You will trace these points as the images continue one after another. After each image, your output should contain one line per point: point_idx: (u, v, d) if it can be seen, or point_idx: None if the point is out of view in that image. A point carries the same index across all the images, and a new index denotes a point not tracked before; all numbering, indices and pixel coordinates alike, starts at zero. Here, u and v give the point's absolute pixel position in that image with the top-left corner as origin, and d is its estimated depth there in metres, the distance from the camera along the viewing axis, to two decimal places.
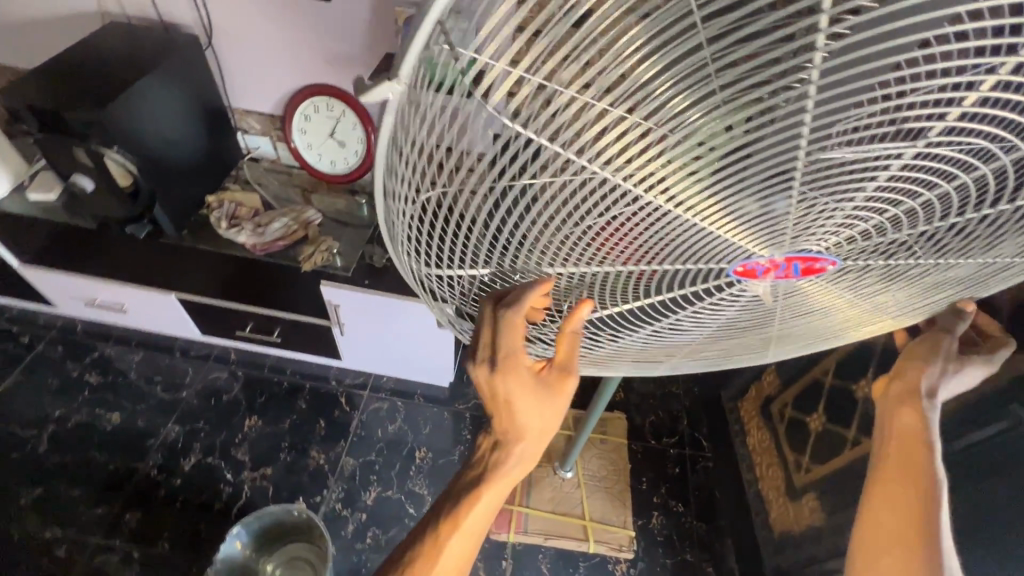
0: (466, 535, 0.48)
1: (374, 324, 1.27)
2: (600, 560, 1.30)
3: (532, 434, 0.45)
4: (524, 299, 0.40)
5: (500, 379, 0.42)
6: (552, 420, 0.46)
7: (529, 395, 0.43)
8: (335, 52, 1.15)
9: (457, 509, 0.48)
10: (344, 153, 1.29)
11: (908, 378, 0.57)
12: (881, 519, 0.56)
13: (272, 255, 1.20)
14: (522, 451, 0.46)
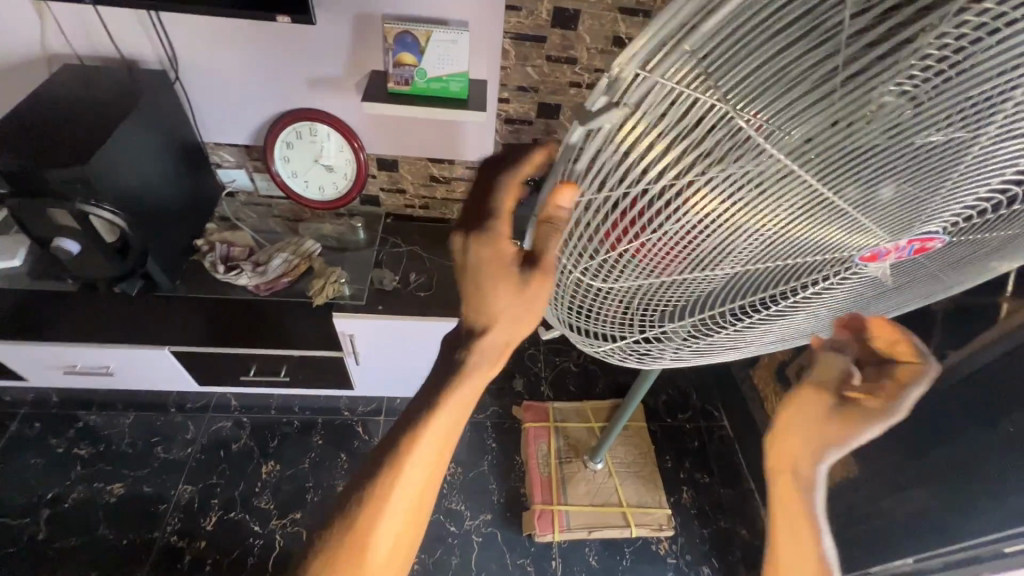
0: (412, 472, 0.39)
1: (390, 348, 1.24)
2: (642, 543, 1.34)
3: (505, 319, 0.40)
4: (511, 170, 0.38)
5: (476, 249, 0.39)
6: (523, 303, 0.40)
7: (496, 268, 0.39)
8: (315, 74, 1.09)
9: (400, 437, 0.40)
10: (332, 178, 1.24)
11: (788, 448, 0.53)
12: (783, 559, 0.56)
13: (278, 293, 1.15)
14: (487, 346, 0.40)
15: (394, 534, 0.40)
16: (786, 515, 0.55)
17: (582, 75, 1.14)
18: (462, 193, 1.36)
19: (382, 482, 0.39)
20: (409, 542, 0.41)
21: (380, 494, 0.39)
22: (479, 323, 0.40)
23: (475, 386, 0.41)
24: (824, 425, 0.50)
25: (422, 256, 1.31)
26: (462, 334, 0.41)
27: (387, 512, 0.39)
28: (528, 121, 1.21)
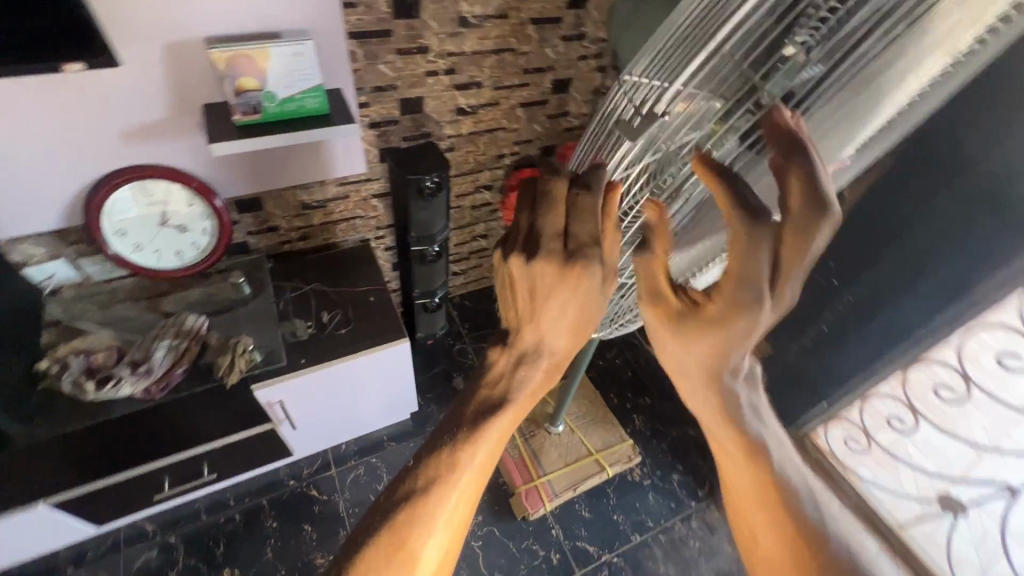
0: (470, 473, 0.37)
1: (327, 399, 1.14)
2: (619, 478, 1.47)
3: (567, 332, 0.40)
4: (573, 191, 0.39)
5: (543, 270, 0.39)
6: (588, 324, 0.41)
7: (577, 292, 0.39)
8: (130, 124, 0.90)
9: (459, 438, 0.38)
10: (188, 238, 1.06)
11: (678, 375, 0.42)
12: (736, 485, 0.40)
13: (176, 390, 0.95)
14: (549, 362, 0.40)
15: (443, 543, 0.36)
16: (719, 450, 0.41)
17: (437, 62, 1.10)
18: (342, 212, 1.26)
19: (437, 482, 0.37)
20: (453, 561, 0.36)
21: (433, 497, 0.36)
22: (543, 342, 0.40)
23: (532, 399, 0.40)
24: (682, 343, 0.39)
25: (324, 290, 1.20)
26: (517, 347, 0.41)
27: (438, 517, 0.36)
28: (394, 121, 1.15)
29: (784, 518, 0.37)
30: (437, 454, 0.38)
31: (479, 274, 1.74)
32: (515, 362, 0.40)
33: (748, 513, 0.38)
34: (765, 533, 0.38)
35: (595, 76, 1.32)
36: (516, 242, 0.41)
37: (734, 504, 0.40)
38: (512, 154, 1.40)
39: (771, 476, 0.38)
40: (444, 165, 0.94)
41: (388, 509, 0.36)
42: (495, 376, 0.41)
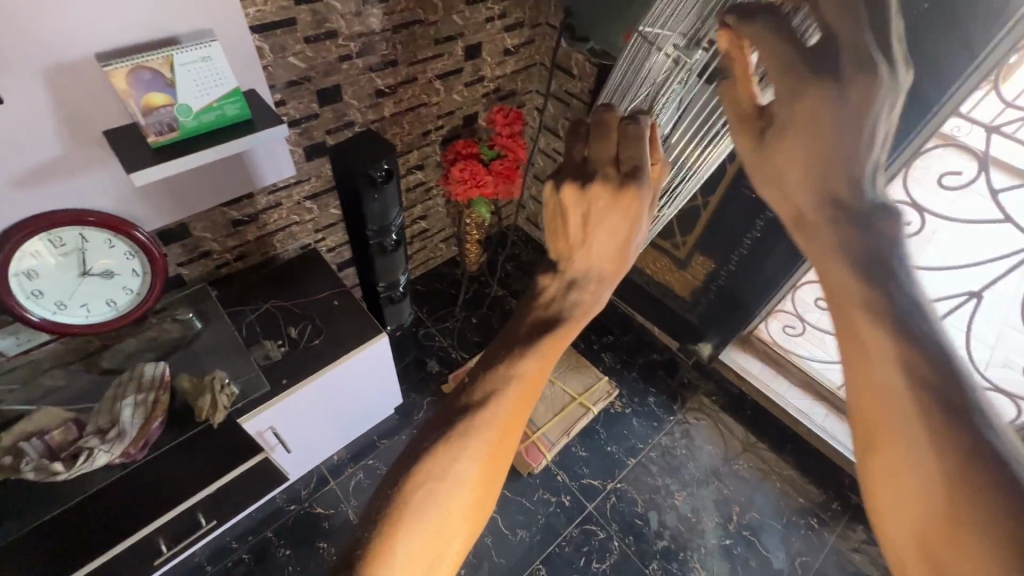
0: (519, 379, 0.47)
1: (316, 412, 1.11)
2: (603, 414, 1.58)
3: (608, 253, 0.50)
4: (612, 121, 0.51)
5: (592, 195, 0.48)
6: (631, 246, 0.50)
7: (622, 214, 0.48)
8: (21, 168, 0.78)
9: (511, 354, 0.48)
10: (119, 282, 0.95)
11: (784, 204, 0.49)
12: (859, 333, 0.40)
13: (160, 446, 0.91)
14: (594, 283, 0.50)
15: (478, 472, 0.44)
16: (834, 296, 0.43)
17: (348, 46, 1.04)
18: (277, 222, 1.20)
19: (494, 386, 0.46)
20: (507, 447, 0.46)
21: (490, 397, 0.46)
22: (589, 261, 0.50)
23: (583, 313, 0.50)
24: (766, 170, 0.49)
25: (282, 304, 1.15)
26: (568, 271, 0.51)
27: (493, 411, 0.45)
28: (313, 116, 1.09)
29: (905, 360, 0.38)
30: (494, 365, 0.47)
31: (424, 256, 1.73)
32: (563, 287, 0.50)
33: (863, 360, 0.40)
34: (886, 377, 0.38)
35: (503, 37, 1.32)
36: (570, 173, 0.51)
37: (855, 355, 0.41)
38: (438, 128, 1.38)
39: (897, 320, 0.39)
40: (392, 150, 0.93)
41: (452, 414, 0.46)
42: (546, 299, 0.51)
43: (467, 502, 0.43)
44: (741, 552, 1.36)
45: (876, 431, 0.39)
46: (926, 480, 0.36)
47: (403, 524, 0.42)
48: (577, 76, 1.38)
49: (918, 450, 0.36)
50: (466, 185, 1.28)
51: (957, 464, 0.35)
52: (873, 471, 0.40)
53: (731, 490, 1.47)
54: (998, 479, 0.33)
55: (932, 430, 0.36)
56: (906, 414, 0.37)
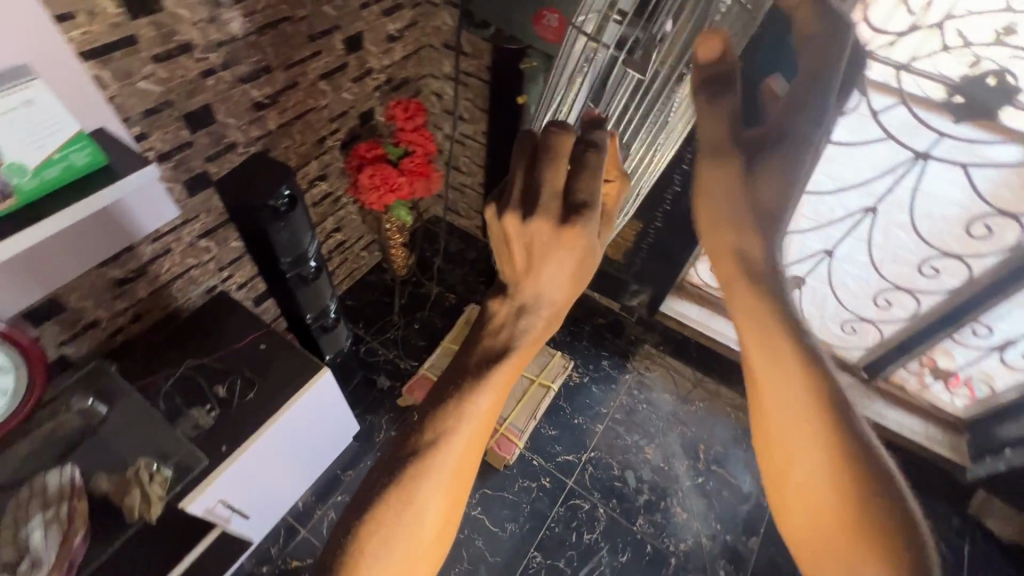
0: (471, 418, 0.50)
1: (269, 470, 1.01)
2: (562, 388, 1.59)
3: (561, 282, 0.49)
4: (560, 147, 0.46)
5: (534, 228, 0.46)
6: (583, 274, 0.49)
7: (570, 248, 0.46)
8: None
9: (464, 394, 0.50)
10: None
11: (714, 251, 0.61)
12: (770, 366, 0.53)
13: (90, 560, 0.78)
14: (547, 310, 0.51)
15: (438, 506, 0.49)
16: (748, 335, 0.54)
17: (209, 58, 0.90)
18: (170, 270, 1.06)
19: (448, 428, 0.49)
20: (463, 482, 0.51)
21: (442, 438, 0.49)
22: (540, 288, 0.50)
23: (532, 342, 0.52)
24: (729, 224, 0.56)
25: (200, 362, 1.02)
26: (518, 297, 0.51)
27: (448, 449, 0.49)
28: (187, 144, 0.95)
29: (810, 389, 0.51)
30: (447, 407, 0.50)
31: (347, 269, 1.62)
32: (513, 312, 0.51)
33: (770, 394, 0.53)
34: (790, 409, 0.52)
35: (383, 23, 1.21)
36: (513, 199, 0.47)
37: (766, 383, 0.53)
38: (334, 133, 1.26)
39: (803, 358, 0.52)
40: (292, 173, 0.84)
41: (404, 455, 0.49)
42: (496, 327, 0.52)
43: (429, 532, 0.49)
44: (714, 486, 1.45)
45: (775, 449, 0.53)
46: (819, 488, 0.50)
47: (366, 562, 0.47)
48: (470, 53, 1.29)
49: (812, 467, 0.50)
50: (379, 192, 1.19)
51: (840, 476, 0.49)
52: (777, 475, 0.53)
53: (694, 431, 1.55)
54: (870, 486, 0.48)
55: (824, 455, 0.50)
56: (805, 437, 0.51)
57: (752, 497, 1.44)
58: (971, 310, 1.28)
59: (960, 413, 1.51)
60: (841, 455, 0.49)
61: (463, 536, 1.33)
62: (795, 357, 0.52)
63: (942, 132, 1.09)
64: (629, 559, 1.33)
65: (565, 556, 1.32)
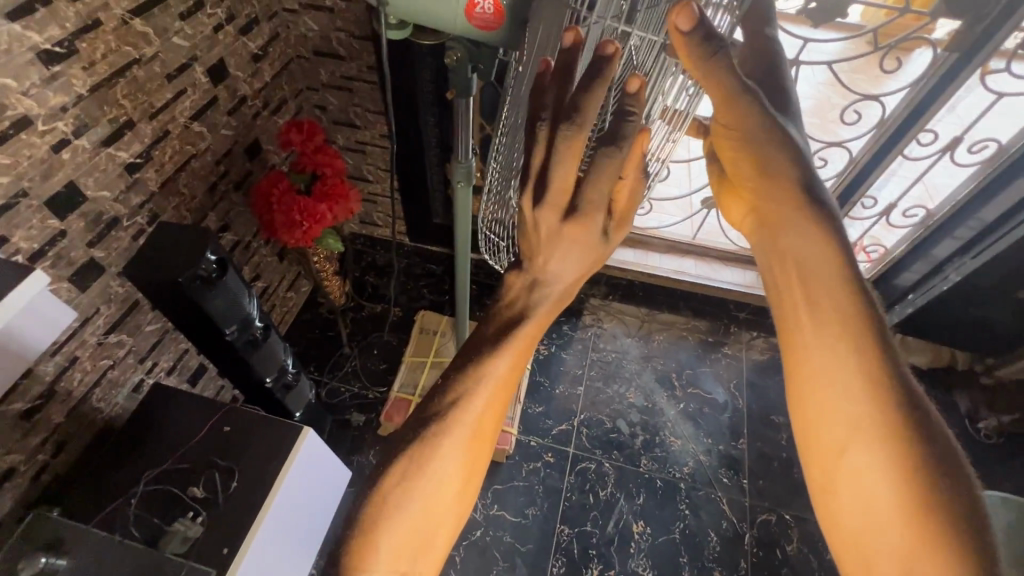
0: (493, 378, 0.45)
1: (277, 550, 0.91)
2: (534, 364, 1.61)
3: (573, 271, 0.48)
4: (567, 144, 0.43)
5: (542, 212, 0.46)
6: (588, 271, 0.50)
7: (576, 244, 0.47)
8: None
9: (483, 353, 0.45)
10: None
11: (725, 203, 0.55)
12: (828, 362, 0.45)
13: None
14: (559, 292, 0.49)
15: (459, 466, 0.43)
16: (798, 284, 0.47)
17: (56, 127, 0.76)
18: (84, 380, 0.90)
19: (467, 388, 0.44)
20: (485, 449, 0.45)
21: (465, 399, 0.44)
22: (550, 267, 0.48)
23: (551, 311, 0.49)
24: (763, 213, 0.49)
25: (161, 470, 0.89)
26: (533, 271, 0.49)
27: (471, 408, 0.44)
28: (61, 232, 0.80)
29: (873, 391, 0.44)
30: (466, 367, 0.45)
31: (279, 314, 1.49)
32: (528, 284, 0.49)
33: (822, 351, 0.46)
34: (847, 367, 0.45)
35: (244, 43, 1.06)
36: (531, 180, 0.46)
37: (821, 376, 0.46)
38: (224, 176, 1.13)
39: (863, 356, 0.45)
40: (213, 236, 0.78)
41: (424, 418, 0.44)
42: (511, 297, 0.49)
43: (449, 494, 0.42)
44: (695, 406, 1.56)
45: (825, 414, 0.46)
46: (876, 464, 0.44)
47: (387, 521, 0.41)
48: (347, 56, 1.18)
49: (870, 443, 0.44)
50: (303, 227, 1.10)
51: (905, 449, 0.43)
52: (824, 480, 0.46)
53: (663, 363, 1.64)
54: (933, 463, 0.42)
55: (887, 424, 0.44)
56: (863, 401, 0.44)
57: (728, 404, 1.57)
58: (860, 188, 1.43)
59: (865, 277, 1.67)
60: (901, 426, 0.43)
61: (490, 538, 1.32)
62: (858, 351, 0.45)
63: (805, 39, 1.20)
64: (646, 499, 1.40)
65: (589, 518, 1.36)
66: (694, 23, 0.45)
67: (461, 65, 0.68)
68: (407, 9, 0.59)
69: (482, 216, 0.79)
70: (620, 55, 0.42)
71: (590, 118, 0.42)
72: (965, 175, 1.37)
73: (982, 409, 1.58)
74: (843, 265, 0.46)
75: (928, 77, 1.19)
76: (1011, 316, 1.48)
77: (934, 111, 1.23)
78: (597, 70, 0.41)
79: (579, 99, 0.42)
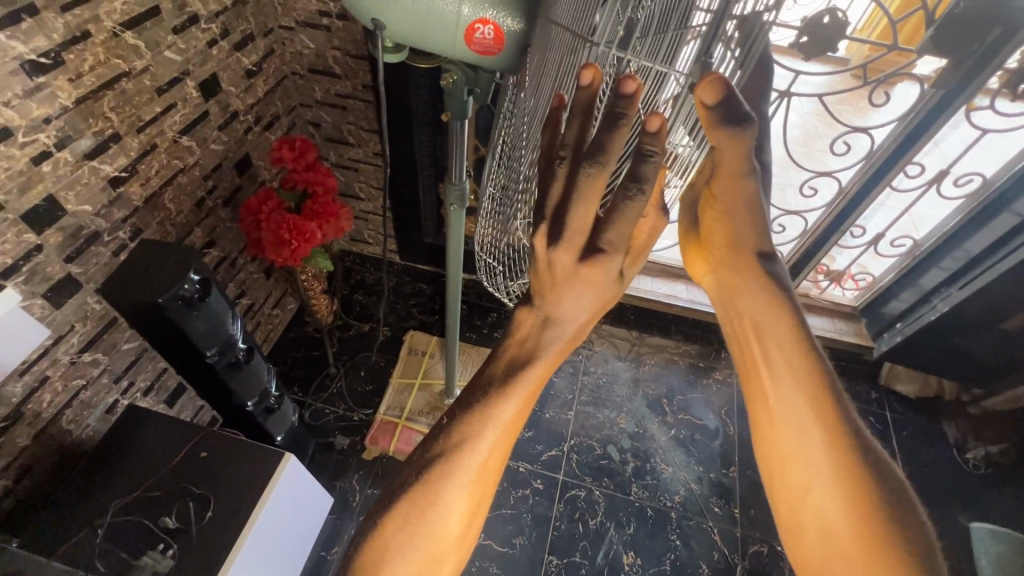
0: (501, 420, 0.43)
1: None
2: None
3: (586, 315, 0.47)
4: (590, 177, 0.40)
5: (559, 252, 0.44)
6: (599, 310, 0.48)
7: (590, 284, 0.45)
8: None
9: (490, 394, 0.43)
10: None
11: (688, 261, 0.54)
12: (788, 411, 0.45)
13: None
14: (572, 329, 0.46)
15: (465, 512, 0.41)
16: (756, 339, 0.47)
17: (39, 139, 0.74)
18: (53, 403, 0.86)
19: (472, 429, 0.42)
20: (492, 488, 0.43)
21: (471, 441, 0.42)
22: (563, 309, 0.46)
23: (562, 351, 0.46)
24: (726, 273, 0.49)
25: (130, 500, 0.84)
26: (545, 308, 0.46)
27: (479, 452, 0.42)
28: (37, 247, 0.77)
29: (833, 438, 0.43)
30: (473, 407, 0.43)
31: (263, 332, 1.46)
32: (540, 322, 0.46)
33: (786, 398, 0.45)
34: (805, 418, 0.44)
35: (238, 59, 1.05)
36: (547, 216, 0.44)
37: (779, 426, 0.45)
38: (211, 192, 1.10)
39: (821, 404, 0.44)
40: (196, 256, 0.75)
41: (427, 460, 0.42)
42: (522, 334, 0.46)
43: (454, 538, 0.40)
44: (686, 432, 1.54)
45: (788, 461, 0.44)
46: (838, 509, 0.42)
47: (389, 571, 0.39)
48: (342, 74, 1.17)
49: (833, 490, 0.42)
50: (291, 246, 1.07)
51: (865, 496, 0.41)
52: (793, 529, 0.44)
53: (654, 388, 1.62)
54: (899, 507, 0.41)
55: (849, 470, 0.42)
56: (825, 449, 0.43)
57: (719, 431, 1.55)
58: (851, 216, 1.45)
59: (853, 304, 1.72)
60: (863, 471, 0.42)
61: (476, 569, 1.28)
62: (814, 398, 0.44)
63: (795, 72, 1.21)
64: (636, 529, 1.37)
65: (578, 548, 1.32)
66: (719, 97, 0.39)
67: (457, 87, 0.68)
68: (405, 33, 0.59)
69: (478, 237, 0.77)
70: (641, 93, 0.39)
71: (613, 159, 0.40)
72: (951, 208, 1.40)
73: (969, 439, 1.58)
74: (795, 320, 0.47)
75: (918, 110, 1.22)
76: (999, 350, 1.48)
77: (922, 142, 1.25)
78: (618, 108, 0.39)
79: (602, 137, 0.40)
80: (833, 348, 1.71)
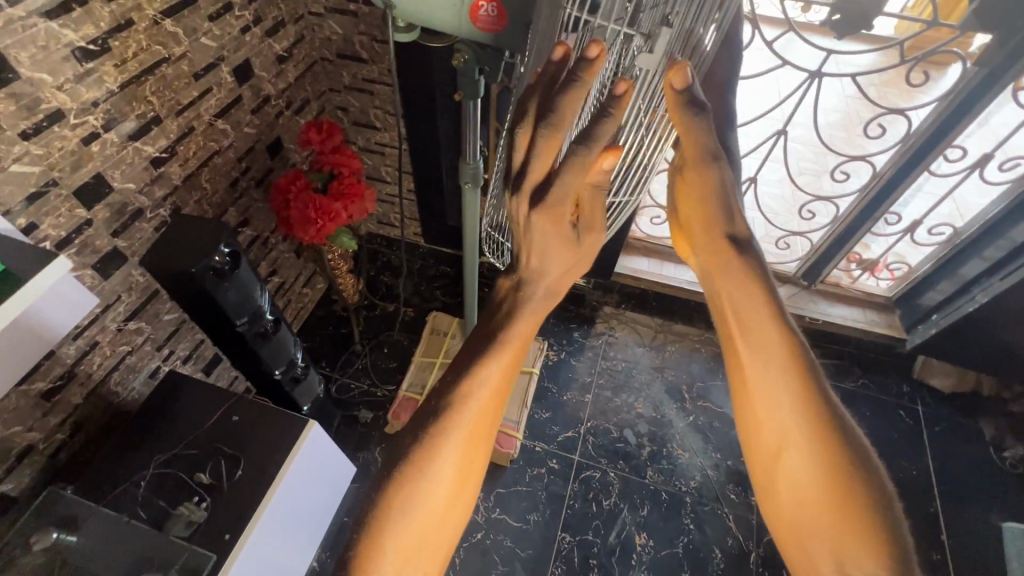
0: (488, 383, 0.45)
1: (280, 538, 0.93)
2: (544, 370, 1.60)
3: (548, 274, 0.50)
4: (539, 137, 0.44)
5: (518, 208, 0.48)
6: (569, 272, 0.51)
7: (552, 241, 0.49)
8: None
9: (477, 356, 0.46)
10: None
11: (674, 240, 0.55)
12: (762, 384, 0.47)
13: None
14: (541, 287, 0.50)
15: (457, 469, 0.44)
16: (733, 317, 0.48)
17: (88, 121, 0.80)
18: (102, 365, 0.94)
19: (463, 390, 0.45)
20: (483, 448, 0.46)
21: (462, 401, 0.45)
22: (534, 264, 0.50)
23: (538, 310, 0.50)
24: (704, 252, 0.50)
25: (170, 456, 0.92)
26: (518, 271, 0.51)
27: (469, 411, 0.45)
28: (86, 221, 0.84)
29: (805, 407, 0.46)
30: (464, 369, 0.46)
31: (293, 310, 1.53)
32: (514, 284, 0.51)
33: (761, 373, 0.47)
34: (780, 389, 0.46)
35: (269, 44, 1.09)
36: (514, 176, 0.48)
37: (755, 398, 0.47)
38: (244, 173, 1.16)
39: (793, 376, 0.46)
40: (226, 230, 0.80)
41: (425, 417, 0.45)
42: (502, 298, 0.51)
43: (447, 494, 0.43)
44: (704, 419, 1.53)
45: (761, 428, 0.47)
46: (806, 469, 0.45)
47: (390, 519, 0.42)
48: (367, 59, 1.20)
49: (803, 453, 0.45)
50: (317, 225, 1.13)
51: (832, 456, 0.45)
52: (767, 487, 0.48)
53: (674, 375, 1.62)
54: (861, 464, 0.45)
55: (817, 434, 0.45)
56: (797, 416, 0.46)
57: None
58: (883, 204, 1.39)
59: (886, 294, 1.66)
60: (831, 435, 0.45)
61: (490, 541, 1.32)
62: (788, 370, 0.46)
63: (830, 51, 1.18)
64: (650, 511, 1.38)
65: (591, 527, 1.35)
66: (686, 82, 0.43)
67: (468, 66, 0.69)
68: (415, 14, 0.61)
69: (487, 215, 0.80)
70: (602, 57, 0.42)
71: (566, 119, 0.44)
72: (995, 195, 1.33)
73: (1007, 437, 1.53)
74: (770, 296, 0.48)
75: (959, 89, 1.15)
76: None
77: (963, 124, 1.19)
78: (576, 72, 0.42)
79: (559, 101, 0.43)
80: (865, 338, 1.66)
